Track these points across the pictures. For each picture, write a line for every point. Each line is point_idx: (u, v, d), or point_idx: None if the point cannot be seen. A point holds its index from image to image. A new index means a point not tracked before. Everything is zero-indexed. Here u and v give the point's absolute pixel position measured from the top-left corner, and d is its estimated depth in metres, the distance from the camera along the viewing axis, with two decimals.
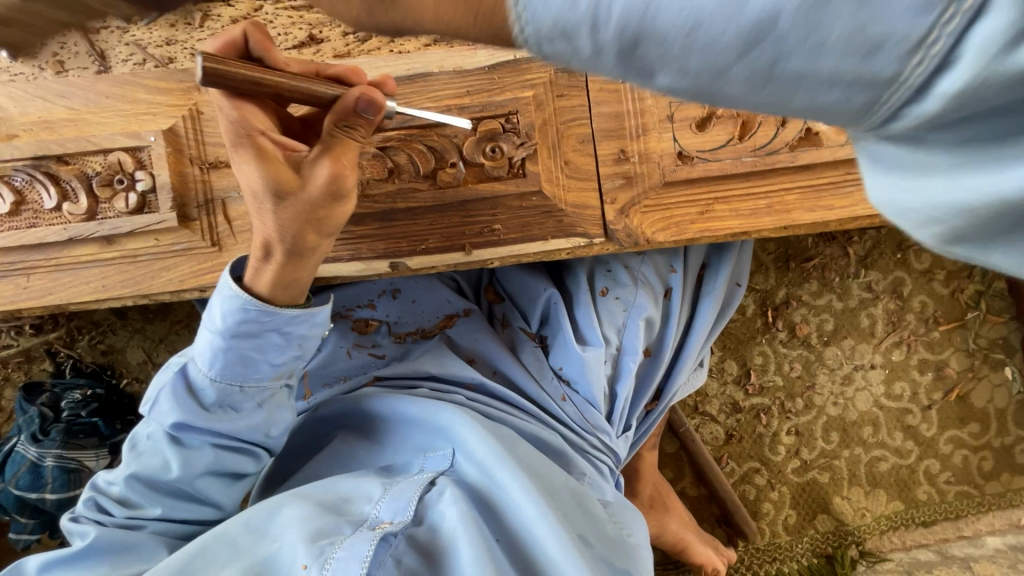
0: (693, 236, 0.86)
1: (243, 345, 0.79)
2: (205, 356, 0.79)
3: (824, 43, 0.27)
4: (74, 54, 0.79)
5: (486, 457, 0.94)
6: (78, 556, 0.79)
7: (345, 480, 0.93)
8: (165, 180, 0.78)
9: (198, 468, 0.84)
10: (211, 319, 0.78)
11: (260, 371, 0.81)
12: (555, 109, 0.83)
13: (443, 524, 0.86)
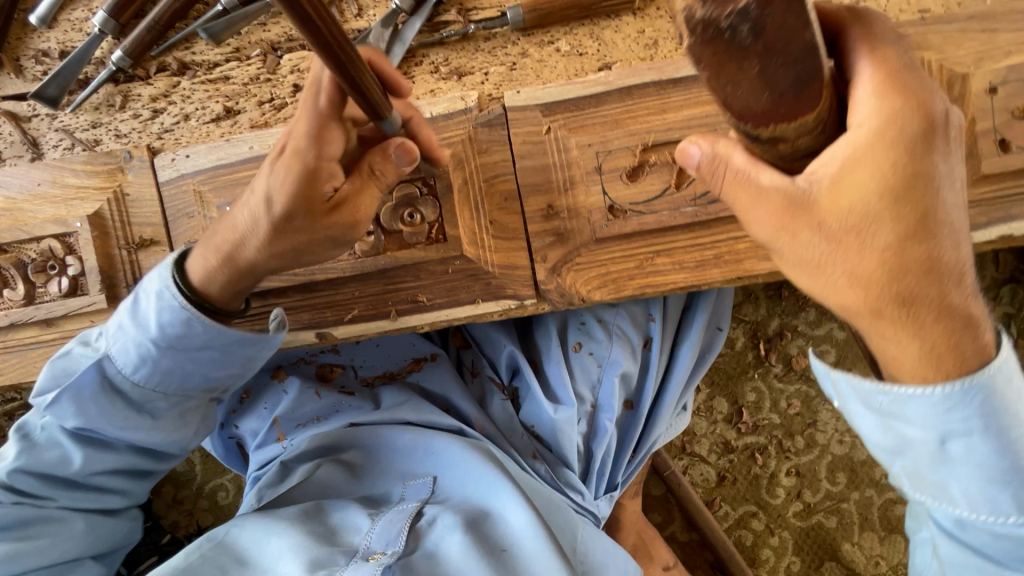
0: (633, 294, 0.79)
1: (171, 356, 0.75)
2: (129, 357, 0.76)
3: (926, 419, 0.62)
4: (10, 143, 0.82)
5: (480, 473, 0.95)
6: (1, 529, 0.79)
7: (334, 509, 0.93)
8: (93, 264, 0.80)
9: (93, 467, 0.83)
10: (141, 326, 0.74)
11: (140, 390, 0.78)
12: (476, 167, 0.78)
13: (443, 552, 0.86)
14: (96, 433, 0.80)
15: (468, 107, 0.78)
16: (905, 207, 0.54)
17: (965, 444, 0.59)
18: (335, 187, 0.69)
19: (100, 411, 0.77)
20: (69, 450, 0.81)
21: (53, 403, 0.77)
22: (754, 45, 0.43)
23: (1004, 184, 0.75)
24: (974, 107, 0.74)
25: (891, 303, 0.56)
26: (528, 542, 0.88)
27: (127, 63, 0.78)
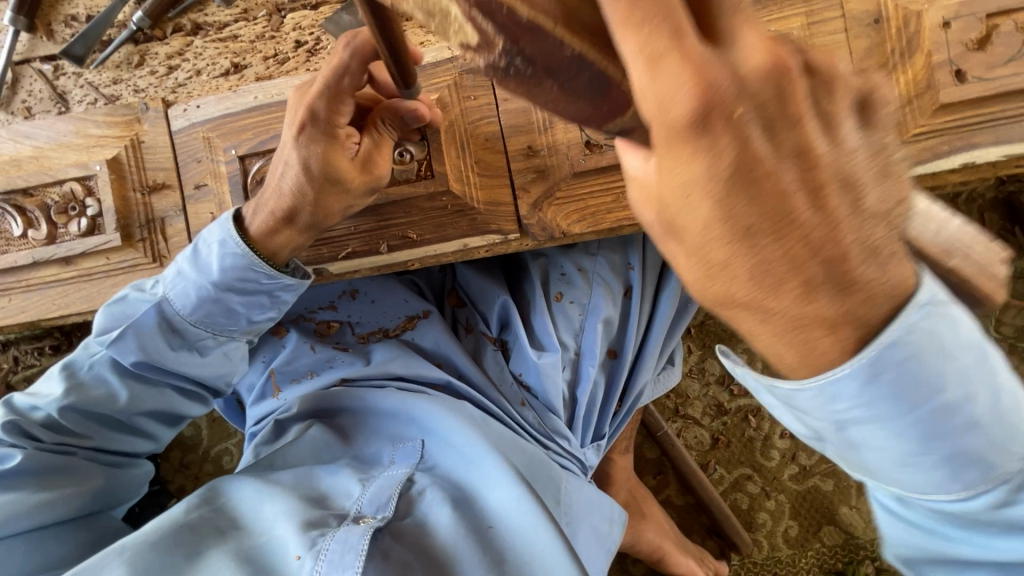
0: (611, 226, 0.83)
1: (230, 297, 0.82)
2: (185, 298, 0.82)
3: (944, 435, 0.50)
4: (39, 99, 0.90)
5: (468, 443, 0.94)
6: (25, 472, 0.80)
7: (326, 476, 0.93)
8: (110, 205, 0.86)
9: (140, 406, 0.86)
10: (203, 269, 0.80)
11: (206, 329, 0.84)
12: (462, 110, 0.84)
13: (433, 520, 0.87)
14: (153, 372, 0.85)
15: (454, 56, 0.84)
16: (760, 198, 0.42)
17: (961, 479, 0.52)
18: (356, 144, 0.79)
19: (159, 348, 0.83)
20: (117, 385, 0.84)
21: (115, 340, 0.81)
22: None
23: (964, 113, 0.78)
24: (931, 41, 0.78)
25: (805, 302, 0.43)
26: (514, 518, 0.86)
27: (147, 23, 0.86)
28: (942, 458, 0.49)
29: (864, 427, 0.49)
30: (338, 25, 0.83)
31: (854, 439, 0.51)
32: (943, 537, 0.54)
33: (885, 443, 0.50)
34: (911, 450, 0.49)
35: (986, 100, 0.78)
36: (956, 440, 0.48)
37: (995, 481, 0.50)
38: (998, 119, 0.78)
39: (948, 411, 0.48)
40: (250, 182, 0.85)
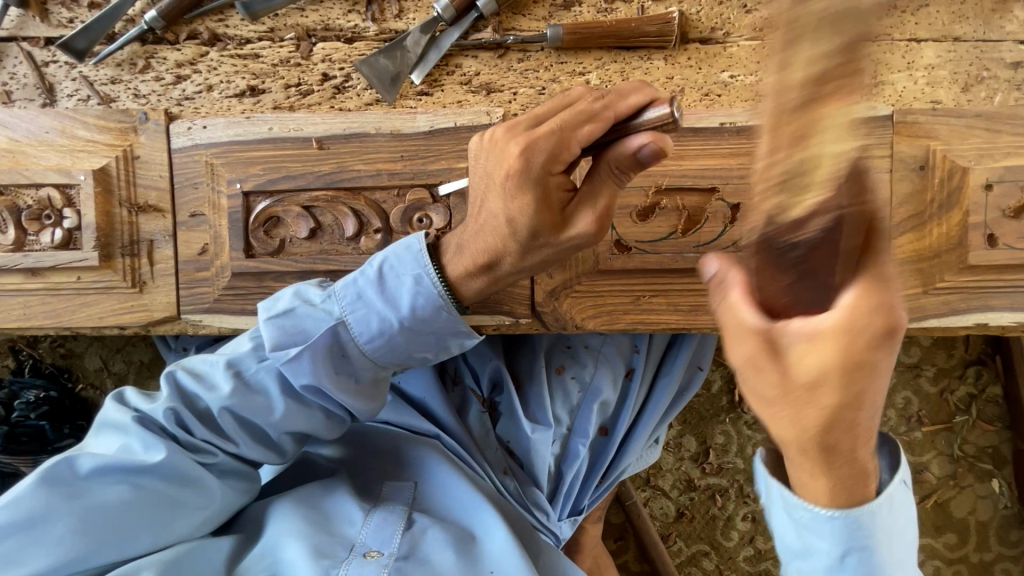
0: (626, 328, 0.81)
1: (410, 338, 0.73)
2: (286, 324, 0.71)
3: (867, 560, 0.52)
4: (22, 85, 0.80)
5: (465, 492, 0.91)
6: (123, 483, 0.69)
7: (322, 495, 0.84)
8: (91, 220, 0.78)
9: (288, 426, 0.74)
10: (391, 303, 0.71)
11: (396, 356, 0.74)
12: None
13: (436, 563, 0.78)
14: (315, 397, 0.74)
15: (492, 123, 0.79)
16: (857, 378, 0.43)
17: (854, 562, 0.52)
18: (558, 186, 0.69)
19: (330, 376, 0.72)
20: (217, 395, 0.71)
21: (290, 360, 0.70)
22: (793, 265, 0.46)
23: (985, 276, 0.79)
24: (970, 201, 0.78)
25: (817, 449, 0.46)
26: (513, 561, 0.81)
27: (160, 24, 0.78)
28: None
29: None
30: (372, 67, 0.79)
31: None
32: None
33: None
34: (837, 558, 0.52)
35: (1009, 268, 0.79)
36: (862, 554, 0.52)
37: None
38: (1016, 287, 0.79)
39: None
40: (251, 222, 0.79)
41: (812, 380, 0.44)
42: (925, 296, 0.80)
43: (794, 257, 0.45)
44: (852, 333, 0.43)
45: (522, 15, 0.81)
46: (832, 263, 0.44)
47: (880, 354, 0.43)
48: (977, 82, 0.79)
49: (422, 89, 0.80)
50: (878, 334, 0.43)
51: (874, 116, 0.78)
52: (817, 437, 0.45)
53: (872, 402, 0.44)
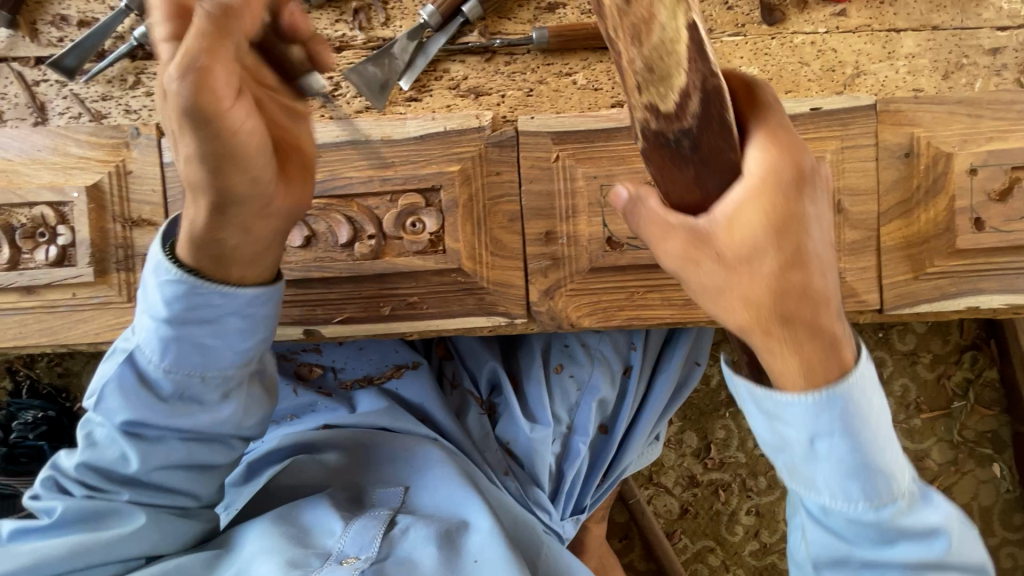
0: (620, 324, 0.81)
1: (195, 333, 0.67)
2: (153, 345, 0.67)
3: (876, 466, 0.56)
4: (14, 104, 0.81)
5: (453, 488, 0.91)
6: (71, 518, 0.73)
7: (309, 508, 0.85)
8: (85, 236, 0.79)
9: (153, 465, 0.74)
10: (152, 310, 0.66)
11: (218, 361, 0.69)
12: (482, 184, 0.80)
13: (417, 562, 0.79)
14: (147, 429, 0.72)
15: (481, 126, 0.80)
16: (787, 233, 0.51)
17: (830, 444, 0.54)
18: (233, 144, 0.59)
19: (143, 403, 0.70)
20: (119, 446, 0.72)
21: (102, 402, 0.71)
22: (692, 156, 0.53)
23: (974, 260, 0.80)
24: (956, 185, 0.79)
25: (774, 325, 0.52)
26: (495, 553, 0.81)
27: (149, 39, 0.78)
28: (873, 474, 0.55)
29: (832, 438, 0.53)
30: (361, 75, 0.79)
31: (820, 453, 0.54)
32: (852, 543, 0.58)
33: (841, 456, 0.54)
34: (840, 487, 0.55)
35: (998, 251, 0.79)
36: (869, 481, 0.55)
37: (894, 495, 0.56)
38: (1005, 269, 0.80)
39: (888, 432, 0.56)
40: None
41: (748, 254, 0.52)
42: (916, 282, 0.81)
43: (684, 152, 0.53)
44: (770, 179, 0.51)
45: (508, 19, 0.82)
46: (724, 147, 0.53)
47: (795, 194, 0.52)
48: (956, 69, 0.81)
49: (411, 95, 0.81)
50: (788, 176, 0.52)
51: (858, 106, 0.79)
52: (771, 309, 0.52)
53: (814, 255, 0.52)
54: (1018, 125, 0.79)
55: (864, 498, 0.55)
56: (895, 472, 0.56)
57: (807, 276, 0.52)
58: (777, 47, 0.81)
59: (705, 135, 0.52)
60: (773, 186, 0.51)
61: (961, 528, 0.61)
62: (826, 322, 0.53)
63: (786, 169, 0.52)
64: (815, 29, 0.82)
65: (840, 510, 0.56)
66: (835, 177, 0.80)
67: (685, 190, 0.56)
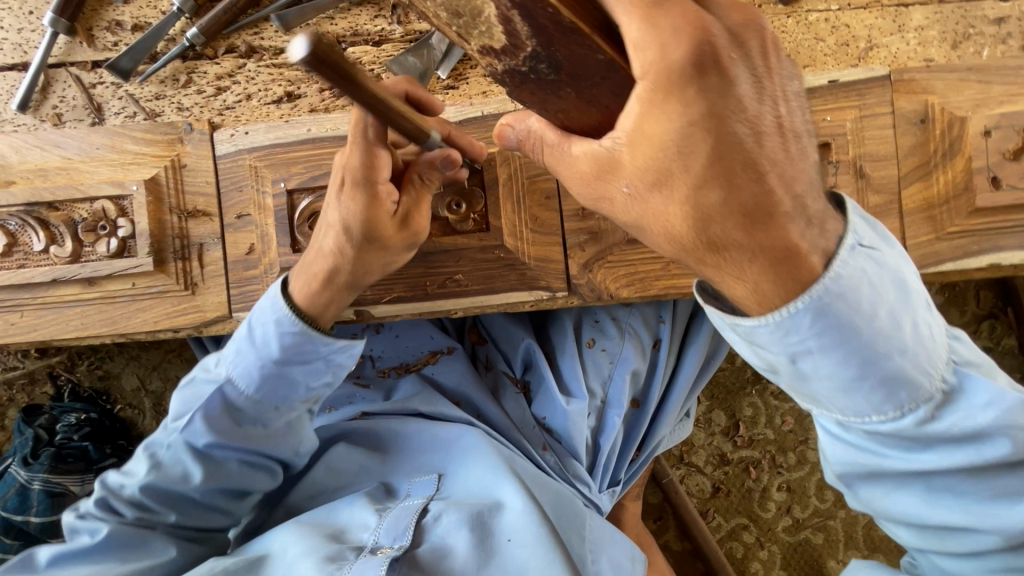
0: (658, 293, 0.85)
1: (290, 371, 0.77)
2: (244, 373, 0.76)
3: (899, 381, 0.57)
4: (72, 106, 0.85)
5: (487, 472, 0.95)
6: (90, 551, 0.77)
7: (343, 506, 0.92)
8: (144, 227, 0.82)
9: (214, 483, 0.80)
10: (261, 348, 0.75)
11: (301, 394, 0.79)
12: (521, 164, 0.84)
13: (452, 545, 0.85)
14: (216, 452, 0.80)
15: (517, 109, 0.84)
16: (692, 140, 0.54)
17: (813, 361, 0.57)
18: (394, 202, 0.75)
19: (223, 428, 0.77)
20: (189, 466, 0.78)
21: (185, 425, 0.77)
22: (557, 77, 0.59)
23: (994, 218, 0.83)
24: (972, 147, 0.83)
25: (704, 249, 0.57)
26: (526, 532, 0.86)
27: (200, 40, 0.83)
28: (878, 381, 0.57)
29: (813, 356, 0.56)
30: (401, 65, 0.84)
31: (804, 370, 0.58)
32: (881, 453, 0.61)
33: (830, 371, 0.57)
34: (849, 378, 0.57)
35: (1016, 208, 0.83)
36: (881, 369, 0.57)
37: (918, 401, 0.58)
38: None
39: (889, 337, 0.56)
40: (296, 218, 0.83)
41: (650, 168, 0.57)
42: (939, 241, 0.84)
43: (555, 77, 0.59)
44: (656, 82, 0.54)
45: None
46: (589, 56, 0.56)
47: (700, 88, 0.53)
48: (964, 38, 0.86)
49: (448, 83, 0.86)
50: (686, 68, 0.53)
51: (874, 77, 0.83)
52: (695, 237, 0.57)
53: (733, 137, 0.54)
54: None
55: (879, 410, 0.58)
56: (911, 374, 0.57)
57: (758, 186, 0.54)
58: (793, 25, 0.86)
59: (555, 50, 0.56)
60: (673, 95, 0.54)
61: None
62: (783, 234, 0.54)
63: (676, 64, 0.53)
64: (828, 7, 0.86)
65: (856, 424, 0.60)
66: (855, 145, 0.84)
67: (582, 114, 0.62)
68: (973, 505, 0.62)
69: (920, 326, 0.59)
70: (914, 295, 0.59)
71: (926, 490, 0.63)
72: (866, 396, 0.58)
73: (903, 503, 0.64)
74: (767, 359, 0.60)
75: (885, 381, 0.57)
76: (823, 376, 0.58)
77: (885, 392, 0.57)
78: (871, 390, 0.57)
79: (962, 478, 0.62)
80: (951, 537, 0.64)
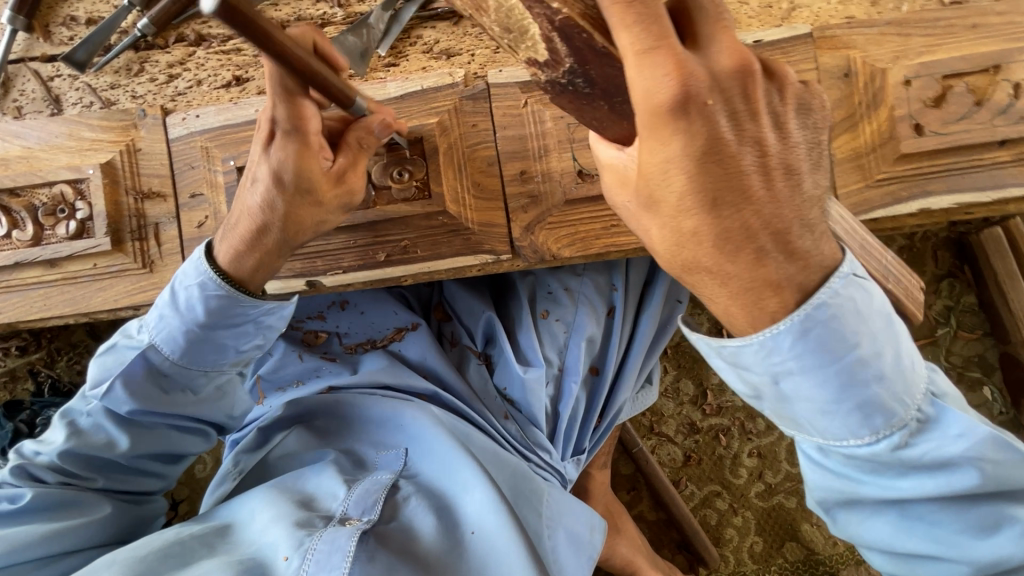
0: (599, 252, 0.88)
1: (217, 335, 0.81)
2: (167, 338, 0.81)
3: (875, 405, 0.57)
4: (31, 99, 0.89)
5: (446, 455, 0.95)
6: (9, 515, 0.78)
7: (312, 477, 0.93)
8: (101, 209, 0.86)
9: (140, 449, 0.86)
10: (186, 313, 0.78)
11: (230, 357, 0.84)
12: (461, 134, 0.87)
13: (418, 528, 0.87)
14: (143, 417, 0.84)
15: (455, 82, 0.88)
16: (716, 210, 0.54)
17: (793, 382, 0.57)
18: (327, 158, 0.79)
19: (151, 392, 0.82)
20: (114, 433, 0.83)
21: (106, 392, 0.81)
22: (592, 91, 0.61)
23: (920, 163, 0.86)
24: (893, 97, 0.86)
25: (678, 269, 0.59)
26: (491, 518, 0.87)
27: (150, 30, 0.86)
28: (853, 405, 0.56)
29: (793, 378, 0.56)
30: (341, 45, 0.87)
31: (785, 392, 0.58)
32: (857, 479, 0.61)
33: (810, 391, 0.57)
34: (828, 399, 0.56)
35: (941, 153, 0.85)
36: (860, 391, 0.56)
37: (898, 425, 0.57)
38: (950, 171, 0.86)
39: (867, 367, 0.56)
40: None
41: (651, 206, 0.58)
42: (869, 188, 0.87)
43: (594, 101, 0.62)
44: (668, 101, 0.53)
45: None
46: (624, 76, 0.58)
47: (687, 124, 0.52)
48: None
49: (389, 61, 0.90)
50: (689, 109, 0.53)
51: (796, 35, 0.87)
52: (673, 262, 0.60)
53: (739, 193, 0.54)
54: (944, 37, 0.86)
55: (870, 430, 0.57)
56: (897, 395, 0.57)
57: (774, 204, 0.54)
58: None
59: (589, 69, 0.59)
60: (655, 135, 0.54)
61: (998, 454, 0.57)
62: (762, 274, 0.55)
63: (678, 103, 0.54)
64: None
65: (838, 446, 0.59)
66: None
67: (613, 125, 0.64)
68: (944, 535, 0.60)
69: (905, 349, 0.58)
70: (901, 330, 0.58)
71: (899, 515, 0.62)
72: (850, 421, 0.57)
73: (875, 527, 0.63)
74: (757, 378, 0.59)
75: (880, 403, 0.57)
76: (811, 395, 0.57)
77: (863, 416, 0.57)
78: (868, 412, 0.57)
79: (938, 507, 0.60)
80: (922, 564, 0.62)
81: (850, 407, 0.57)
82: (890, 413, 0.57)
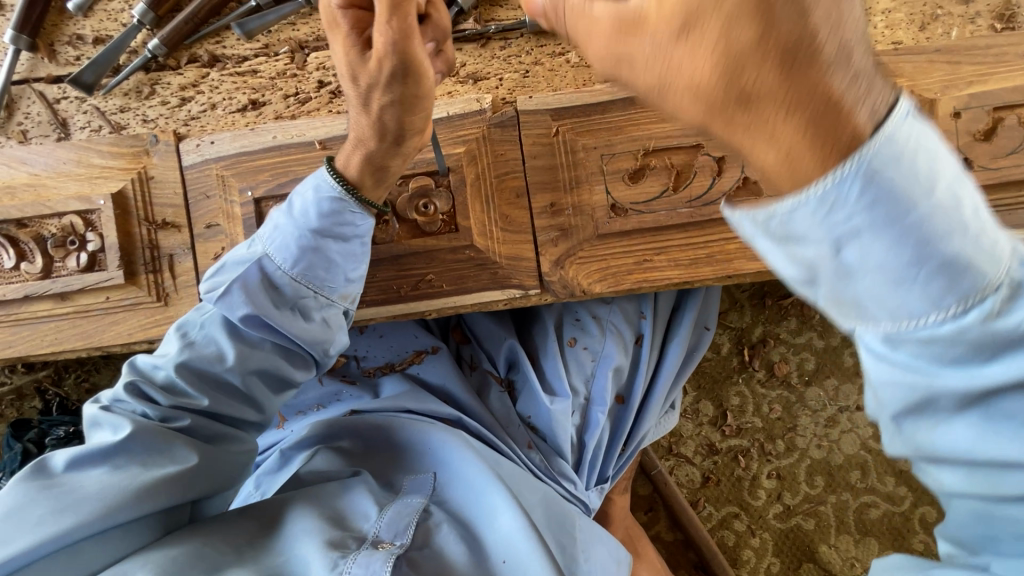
0: (631, 287, 0.84)
1: (328, 249, 0.75)
2: (286, 250, 0.74)
3: (968, 258, 0.36)
4: (37, 123, 0.85)
5: (478, 480, 0.90)
6: (109, 451, 0.71)
7: (343, 493, 0.86)
8: (114, 241, 0.82)
9: (248, 366, 0.77)
10: (303, 218, 0.74)
11: (338, 283, 0.77)
12: (489, 164, 0.84)
13: (450, 554, 0.80)
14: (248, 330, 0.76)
15: (482, 108, 0.84)
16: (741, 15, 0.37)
17: (860, 247, 0.37)
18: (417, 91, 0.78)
19: (268, 302, 0.75)
20: (224, 344, 0.75)
21: (222, 299, 0.74)
22: None
23: None
24: (941, 129, 0.82)
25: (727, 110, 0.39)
26: (523, 548, 0.81)
27: (162, 51, 0.82)
28: (934, 266, 0.36)
29: (862, 239, 0.37)
30: None
31: (847, 263, 0.38)
32: (933, 368, 0.39)
33: (885, 253, 0.37)
34: (898, 263, 0.37)
35: (988, 189, 0.82)
36: (940, 247, 0.36)
37: (988, 290, 0.36)
38: (996, 207, 0.82)
39: (949, 215, 0.36)
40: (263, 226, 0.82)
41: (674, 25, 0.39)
42: None
43: None
44: None
45: (499, 7, 0.87)
46: None
47: None
48: (931, 21, 0.86)
49: None
50: None
51: None
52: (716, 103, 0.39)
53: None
54: (996, 67, 0.82)
55: (948, 301, 0.37)
56: (987, 244, 0.37)
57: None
58: None
59: None
60: None
61: None
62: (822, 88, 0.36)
63: None
64: None
65: (912, 332, 0.38)
66: None
67: None
68: None
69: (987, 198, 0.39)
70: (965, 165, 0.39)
71: (985, 414, 0.39)
72: (929, 285, 0.37)
73: (955, 433, 0.40)
74: (804, 255, 0.39)
75: (967, 251, 0.36)
76: (880, 261, 0.37)
77: (949, 280, 0.36)
78: (958, 278, 0.37)
79: None
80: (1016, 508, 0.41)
81: (928, 272, 0.37)
82: (984, 265, 0.36)
